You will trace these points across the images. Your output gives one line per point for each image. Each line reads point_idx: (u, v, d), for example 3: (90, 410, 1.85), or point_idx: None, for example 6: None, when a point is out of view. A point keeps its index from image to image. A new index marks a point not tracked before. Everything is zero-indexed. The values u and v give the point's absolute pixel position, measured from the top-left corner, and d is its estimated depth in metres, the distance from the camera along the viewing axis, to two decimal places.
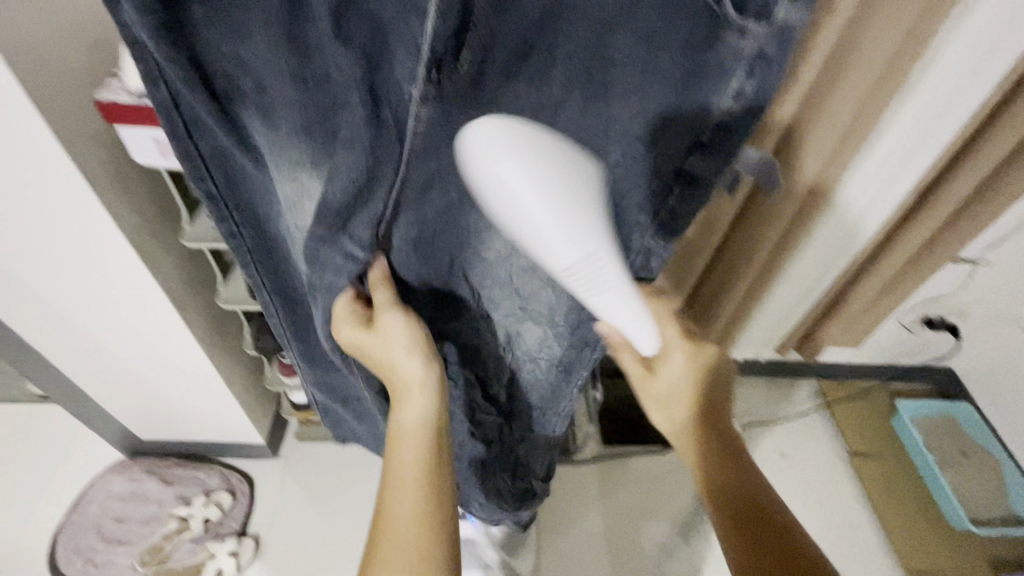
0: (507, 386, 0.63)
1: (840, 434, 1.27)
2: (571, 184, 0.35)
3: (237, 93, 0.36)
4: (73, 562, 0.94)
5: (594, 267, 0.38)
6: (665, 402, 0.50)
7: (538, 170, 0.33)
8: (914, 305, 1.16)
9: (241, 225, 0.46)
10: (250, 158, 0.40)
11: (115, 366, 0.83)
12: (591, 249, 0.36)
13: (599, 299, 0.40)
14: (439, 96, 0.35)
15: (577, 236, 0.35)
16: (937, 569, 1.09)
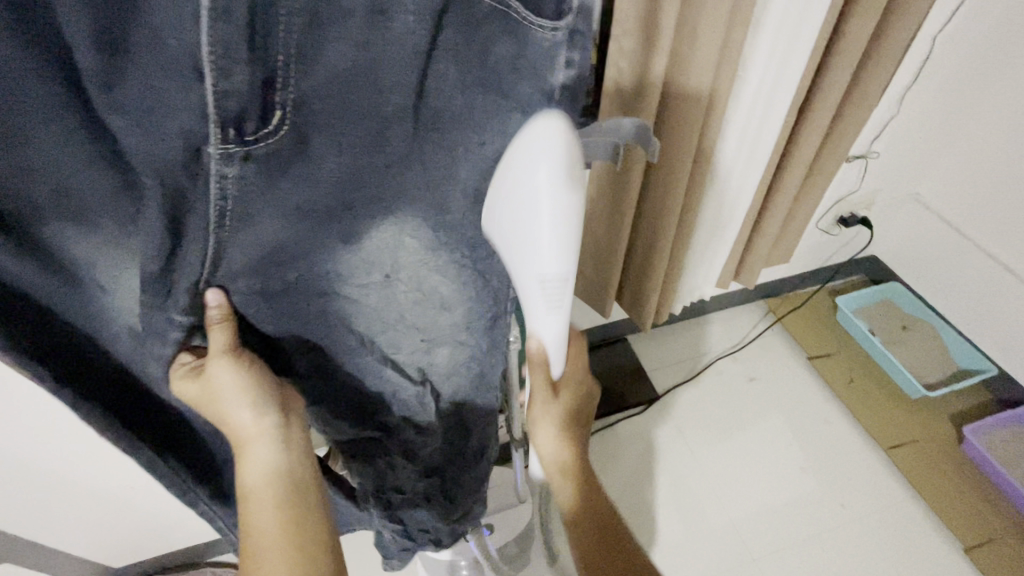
0: (437, 422, 0.54)
1: (796, 344, 1.35)
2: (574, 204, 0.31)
3: (29, 209, 0.31)
4: None
5: (550, 291, 0.35)
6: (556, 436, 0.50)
7: (554, 204, 0.31)
8: (826, 211, 1.24)
9: (76, 365, 0.38)
10: (58, 275, 0.34)
11: (67, 503, 0.77)
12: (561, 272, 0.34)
13: (542, 313, 0.38)
14: (247, 157, 0.30)
15: (552, 254, 0.33)
16: (906, 437, 1.18)
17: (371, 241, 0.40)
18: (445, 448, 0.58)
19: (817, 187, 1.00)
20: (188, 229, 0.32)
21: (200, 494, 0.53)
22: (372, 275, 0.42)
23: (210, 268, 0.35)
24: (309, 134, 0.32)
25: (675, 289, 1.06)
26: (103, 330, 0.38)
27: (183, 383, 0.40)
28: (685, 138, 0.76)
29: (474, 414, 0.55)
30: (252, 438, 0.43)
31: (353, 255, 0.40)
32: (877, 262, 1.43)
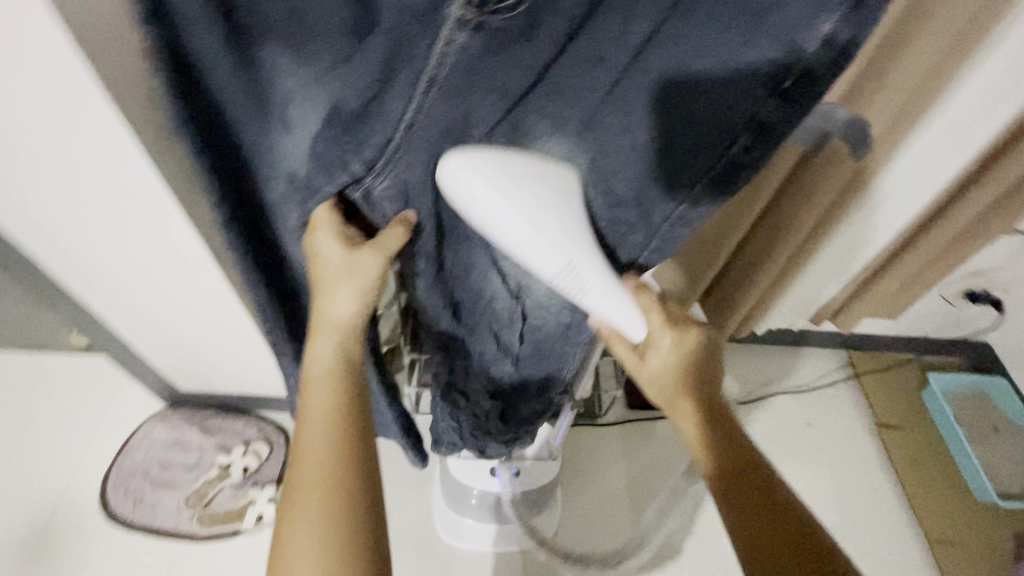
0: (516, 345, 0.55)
1: (867, 405, 1.26)
2: (548, 181, 0.38)
3: (264, 25, 0.34)
4: (124, 503, 0.97)
5: (577, 274, 0.40)
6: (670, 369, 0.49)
7: (509, 189, 0.36)
8: (953, 282, 1.13)
9: (234, 185, 0.41)
10: (258, 96, 0.37)
11: (156, 318, 0.84)
12: (569, 256, 0.39)
13: (593, 300, 0.41)
14: (478, 27, 0.34)
15: (552, 250, 0.38)
16: (957, 539, 1.09)
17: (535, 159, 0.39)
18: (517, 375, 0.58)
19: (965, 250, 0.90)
20: (397, 84, 0.35)
21: (285, 352, 0.56)
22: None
23: (400, 134, 0.37)
24: (536, 27, 0.34)
25: (766, 307, 1.00)
26: (268, 165, 0.41)
27: (327, 241, 0.43)
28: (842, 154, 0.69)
29: (551, 358, 0.56)
30: (322, 331, 0.48)
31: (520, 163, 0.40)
32: (990, 351, 1.29)
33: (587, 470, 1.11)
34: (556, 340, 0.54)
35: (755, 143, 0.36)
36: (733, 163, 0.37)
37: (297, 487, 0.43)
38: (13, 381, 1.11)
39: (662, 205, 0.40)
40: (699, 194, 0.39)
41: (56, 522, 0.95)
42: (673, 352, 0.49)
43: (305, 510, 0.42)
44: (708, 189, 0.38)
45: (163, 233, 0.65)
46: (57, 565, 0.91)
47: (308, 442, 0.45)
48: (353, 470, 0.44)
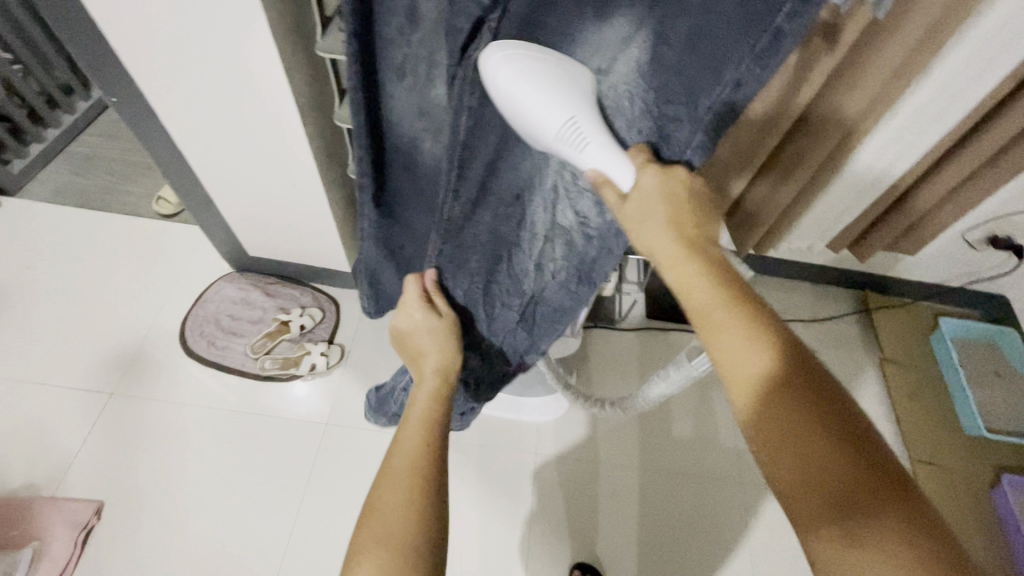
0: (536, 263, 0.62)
1: (875, 341, 1.33)
2: (566, 71, 0.43)
3: None
4: (199, 343, 1.12)
5: (575, 131, 0.44)
6: (677, 228, 0.46)
7: (532, 68, 0.41)
8: (980, 224, 1.14)
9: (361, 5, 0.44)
10: None
11: (238, 179, 0.96)
12: (571, 111, 0.43)
13: (587, 156, 0.45)
14: None
15: (559, 105, 0.42)
16: (940, 462, 1.16)
17: (610, 26, 0.42)
18: (517, 315, 0.68)
19: (984, 180, 0.94)
20: None
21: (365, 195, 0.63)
22: (591, 65, 0.45)
23: None
24: None
25: (790, 224, 1.08)
26: None
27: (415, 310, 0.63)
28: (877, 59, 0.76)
29: (552, 291, 0.65)
30: (426, 376, 0.61)
31: (590, 35, 0.43)
32: (1005, 303, 1.33)
33: (602, 368, 1.23)
34: (557, 287, 0.64)
35: (800, 10, 0.37)
36: (778, 35, 0.39)
37: (381, 483, 0.49)
38: (107, 239, 1.27)
39: (708, 91, 0.43)
40: (744, 70, 0.41)
41: (146, 352, 1.12)
42: (659, 188, 0.46)
43: (391, 492, 0.48)
44: (750, 69, 0.41)
45: (256, 84, 0.76)
46: (147, 384, 1.09)
47: (401, 447, 0.52)
48: (433, 476, 0.50)
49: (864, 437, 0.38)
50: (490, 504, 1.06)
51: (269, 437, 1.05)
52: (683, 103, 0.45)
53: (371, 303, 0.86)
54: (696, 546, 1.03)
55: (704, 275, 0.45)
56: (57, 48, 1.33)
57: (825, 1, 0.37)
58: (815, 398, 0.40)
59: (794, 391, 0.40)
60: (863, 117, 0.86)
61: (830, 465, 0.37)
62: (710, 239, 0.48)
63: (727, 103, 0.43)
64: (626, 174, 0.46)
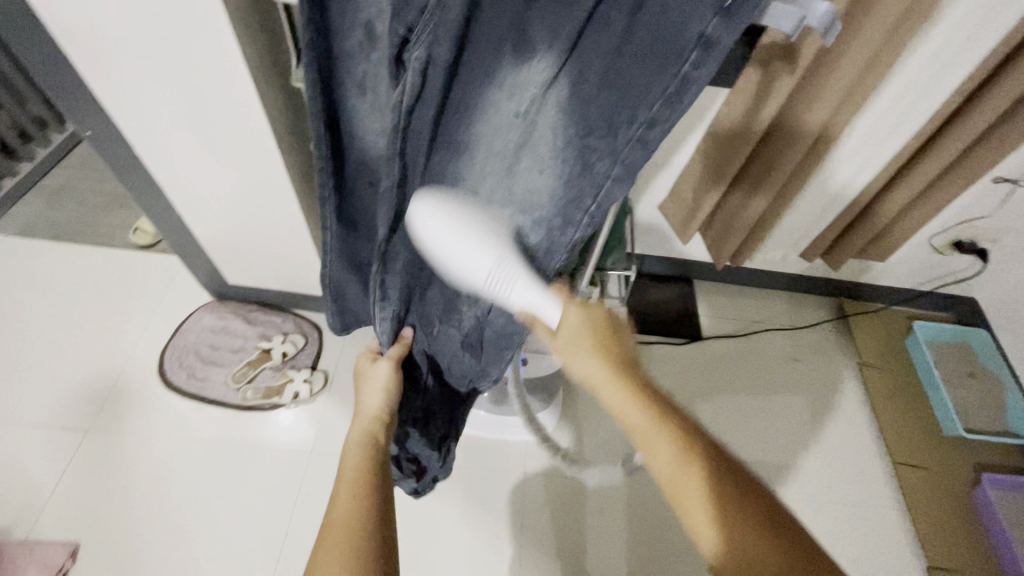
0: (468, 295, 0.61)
1: (853, 346, 1.36)
2: (490, 248, 0.50)
3: None
4: (178, 374, 1.10)
5: (504, 271, 0.50)
6: (594, 347, 0.53)
7: (451, 220, 0.49)
8: (944, 229, 1.19)
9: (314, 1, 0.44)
10: None
11: (215, 208, 0.96)
12: (496, 254, 0.49)
13: (514, 296, 0.51)
14: None
15: (483, 251, 0.49)
16: (922, 463, 1.18)
17: (530, 66, 0.42)
18: (460, 337, 0.67)
19: (943, 189, 0.99)
20: None
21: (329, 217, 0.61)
22: (509, 104, 0.45)
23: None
24: None
25: (762, 236, 1.11)
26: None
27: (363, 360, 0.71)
28: (834, 78, 0.80)
29: (490, 325, 0.63)
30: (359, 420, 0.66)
31: (511, 71, 0.43)
32: (975, 305, 1.37)
33: (588, 384, 1.24)
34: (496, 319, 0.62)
35: (706, 57, 0.36)
36: (684, 80, 0.37)
37: (322, 542, 0.49)
38: (83, 272, 1.25)
39: (622, 128, 0.41)
40: (655, 113, 0.39)
41: (123, 385, 1.10)
42: (581, 319, 0.54)
43: (323, 548, 0.48)
44: (663, 108, 0.39)
45: (232, 115, 0.77)
46: (124, 418, 1.07)
47: (335, 502, 0.54)
48: (365, 517, 0.51)
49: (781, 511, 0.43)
50: (480, 526, 1.05)
51: (251, 468, 1.03)
52: (604, 135, 0.42)
53: (338, 321, 0.80)
54: (688, 559, 1.03)
55: (630, 395, 0.49)
56: (32, 82, 1.32)
57: (726, 50, 0.36)
58: (743, 492, 0.44)
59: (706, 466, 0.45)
60: (825, 130, 0.89)
61: (764, 544, 0.41)
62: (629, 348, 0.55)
63: (640, 141, 0.41)
64: (554, 311, 0.52)
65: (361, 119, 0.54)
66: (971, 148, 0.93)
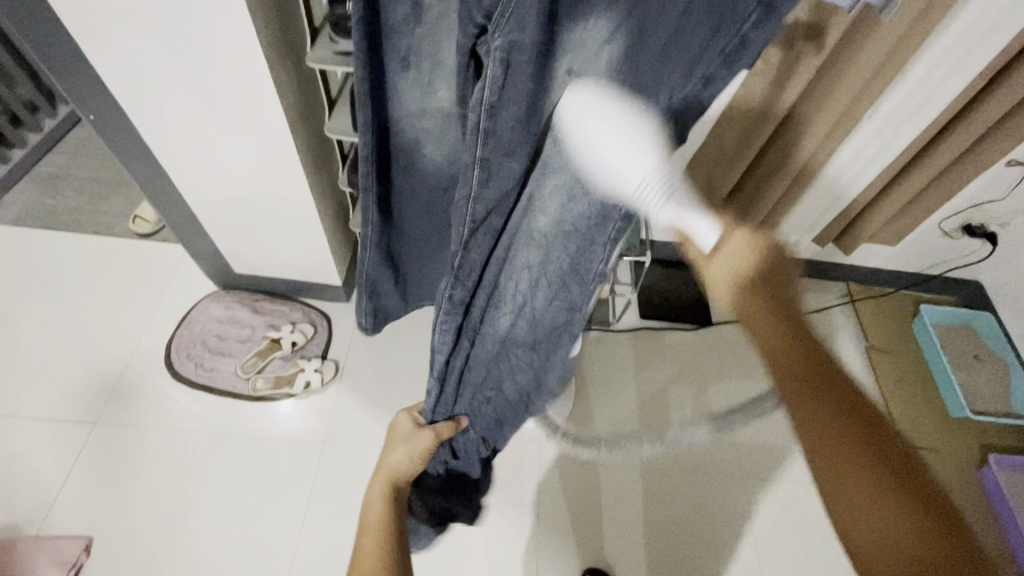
0: (510, 310, 0.56)
1: (861, 330, 1.36)
2: (648, 152, 0.39)
3: None
4: (187, 365, 1.08)
5: (654, 183, 0.41)
6: (748, 271, 0.48)
7: (617, 108, 0.39)
8: (955, 213, 1.19)
9: None
10: None
11: (223, 196, 0.93)
12: (655, 162, 0.40)
13: (660, 206, 0.44)
14: None
15: (637, 149, 0.39)
16: (930, 445, 1.19)
17: (586, 27, 0.36)
18: (516, 364, 0.61)
19: (960, 173, 0.98)
20: None
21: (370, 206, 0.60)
22: (561, 81, 0.39)
23: None
24: None
25: (777, 220, 1.10)
26: None
27: (404, 418, 0.71)
28: (859, 62, 0.79)
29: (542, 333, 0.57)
30: (381, 475, 0.67)
31: (566, 37, 0.37)
32: (981, 289, 1.38)
33: (601, 373, 1.23)
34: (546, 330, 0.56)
35: (768, 17, 0.35)
36: (744, 40, 0.37)
37: None
38: (83, 259, 1.23)
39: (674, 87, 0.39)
40: (710, 74, 0.39)
41: (130, 376, 1.08)
42: (744, 242, 0.49)
43: None
44: (721, 66, 0.38)
45: (245, 100, 0.75)
46: (132, 411, 1.04)
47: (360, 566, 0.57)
48: None
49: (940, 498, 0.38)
50: (498, 513, 1.05)
51: (265, 459, 1.02)
52: None
53: (370, 320, 0.79)
54: (706, 543, 1.04)
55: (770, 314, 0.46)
56: (21, 64, 1.28)
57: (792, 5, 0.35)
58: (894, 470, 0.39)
59: (841, 414, 0.41)
60: (846, 113, 0.88)
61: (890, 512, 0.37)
62: (787, 280, 0.48)
63: (694, 100, 0.40)
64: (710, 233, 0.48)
65: (407, 102, 0.51)
66: (990, 131, 0.92)
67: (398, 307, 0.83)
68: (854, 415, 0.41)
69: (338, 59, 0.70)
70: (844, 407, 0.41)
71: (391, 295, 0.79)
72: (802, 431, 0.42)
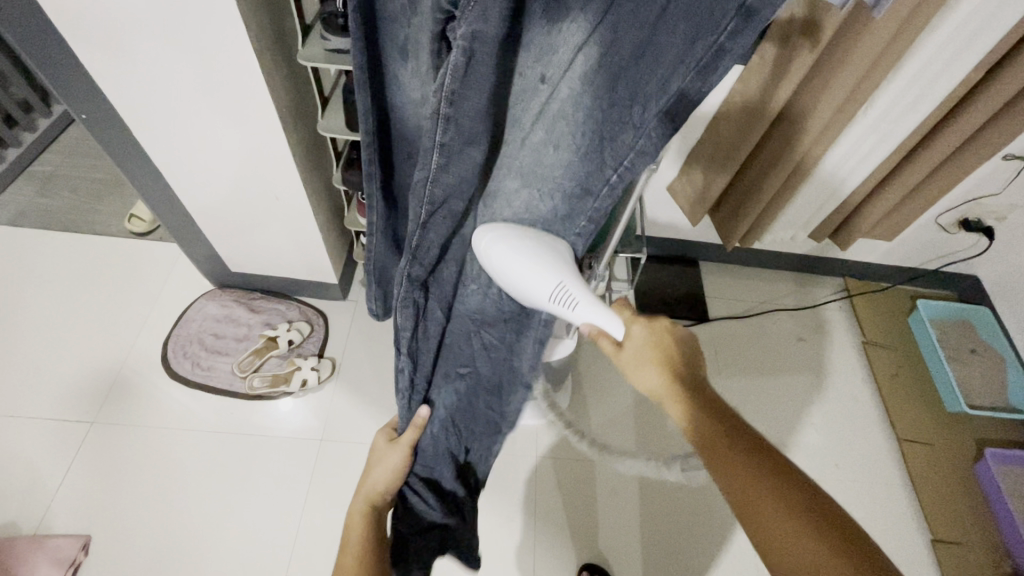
0: (477, 279, 0.59)
1: (858, 325, 1.36)
2: (551, 274, 0.50)
3: None
4: (184, 364, 1.09)
5: (566, 292, 0.50)
6: (655, 355, 0.52)
7: (527, 251, 0.50)
8: (952, 208, 1.18)
9: None
10: None
11: (218, 195, 0.93)
12: (558, 278, 0.50)
13: (575, 312, 0.51)
14: None
15: (541, 275, 0.49)
16: (926, 440, 1.19)
17: (562, 30, 0.40)
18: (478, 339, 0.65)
19: (956, 168, 0.98)
20: None
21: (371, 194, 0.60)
22: (533, 69, 0.42)
23: None
24: None
25: (773, 216, 1.10)
26: None
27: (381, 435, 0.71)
28: (854, 57, 0.79)
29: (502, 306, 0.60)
30: (360, 495, 0.68)
31: (539, 36, 0.40)
32: (978, 283, 1.38)
33: (598, 370, 1.23)
34: (508, 300, 0.60)
35: (744, 27, 0.35)
36: (719, 51, 0.36)
37: None
38: (79, 258, 1.23)
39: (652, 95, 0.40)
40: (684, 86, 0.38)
41: (126, 375, 1.09)
42: (648, 335, 0.52)
43: None
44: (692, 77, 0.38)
45: (237, 99, 0.74)
46: (130, 410, 1.05)
47: None
48: None
49: (862, 536, 0.41)
50: (494, 510, 1.05)
51: (262, 457, 1.02)
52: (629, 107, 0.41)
53: (378, 304, 0.77)
54: (702, 539, 1.04)
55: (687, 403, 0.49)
56: (15, 63, 1.28)
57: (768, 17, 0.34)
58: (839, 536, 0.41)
59: (788, 500, 0.43)
60: (841, 109, 0.88)
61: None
62: (693, 362, 0.52)
63: (668, 112, 0.40)
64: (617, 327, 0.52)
65: (411, 91, 0.50)
66: (986, 127, 0.92)
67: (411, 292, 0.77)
68: (798, 494, 0.43)
69: (330, 57, 0.70)
70: (790, 495, 0.43)
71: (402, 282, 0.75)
72: (754, 532, 0.43)
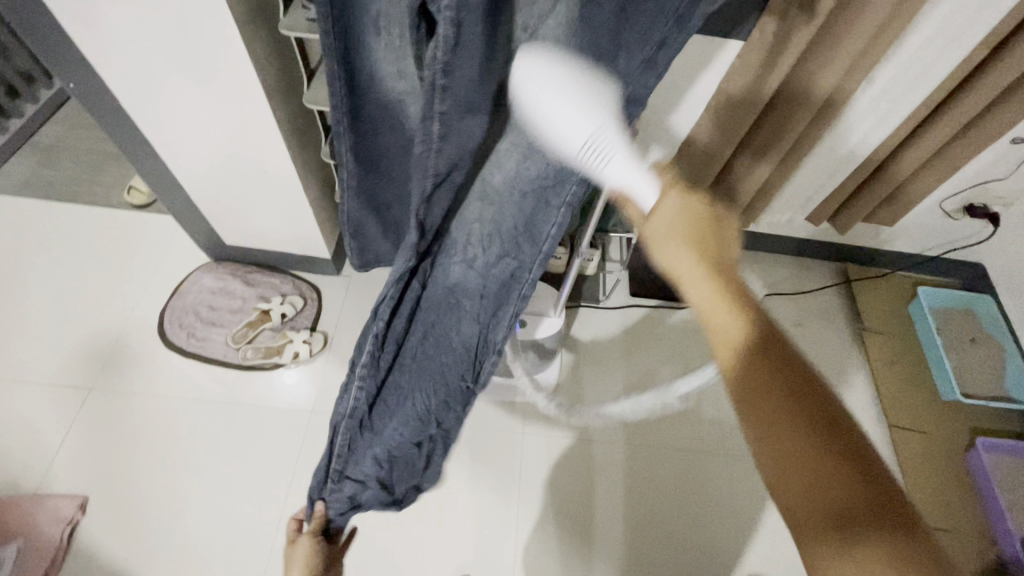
0: (466, 257, 0.59)
1: (856, 311, 1.35)
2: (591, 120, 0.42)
3: None
4: (179, 335, 1.11)
5: (598, 145, 0.43)
6: (686, 225, 0.44)
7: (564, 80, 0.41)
8: (957, 193, 1.16)
9: None
10: None
11: (207, 168, 0.94)
12: (592, 128, 0.42)
13: (606, 170, 0.45)
14: None
15: (581, 119, 0.41)
16: (919, 427, 1.19)
17: None
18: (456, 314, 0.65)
19: (958, 151, 0.95)
20: None
21: (348, 159, 0.60)
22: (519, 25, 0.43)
23: None
24: None
25: (769, 198, 1.08)
26: None
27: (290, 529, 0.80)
28: (851, 34, 0.76)
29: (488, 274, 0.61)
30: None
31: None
32: (981, 271, 1.35)
33: (587, 353, 1.23)
34: (488, 276, 0.61)
35: None
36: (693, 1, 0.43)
37: None
38: (79, 229, 1.24)
39: (637, 48, 0.45)
40: (666, 36, 0.46)
41: (124, 345, 1.11)
42: (679, 206, 0.44)
43: None
44: (673, 29, 0.45)
45: (221, 71, 0.74)
46: (127, 378, 1.07)
47: None
48: None
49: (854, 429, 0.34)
50: (480, 484, 1.07)
51: (254, 427, 1.05)
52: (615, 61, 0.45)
53: (356, 256, 0.78)
54: (686, 519, 1.05)
55: (704, 275, 0.41)
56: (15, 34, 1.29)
57: None
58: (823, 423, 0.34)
59: (781, 380, 0.36)
60: (839, 87, 0.86)
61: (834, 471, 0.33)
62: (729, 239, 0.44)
63: (650, 61, 0.47)
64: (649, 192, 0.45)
65: (386, 66, 0.51)
66: (991, 107, 0.89)
67: (386, 257, 0.81)
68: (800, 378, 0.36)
69: (312, 26, 0.69)
70: (781, 376, 0.36)
71: (378, 245, 0.77)
72: (751, 428, 0.36)
